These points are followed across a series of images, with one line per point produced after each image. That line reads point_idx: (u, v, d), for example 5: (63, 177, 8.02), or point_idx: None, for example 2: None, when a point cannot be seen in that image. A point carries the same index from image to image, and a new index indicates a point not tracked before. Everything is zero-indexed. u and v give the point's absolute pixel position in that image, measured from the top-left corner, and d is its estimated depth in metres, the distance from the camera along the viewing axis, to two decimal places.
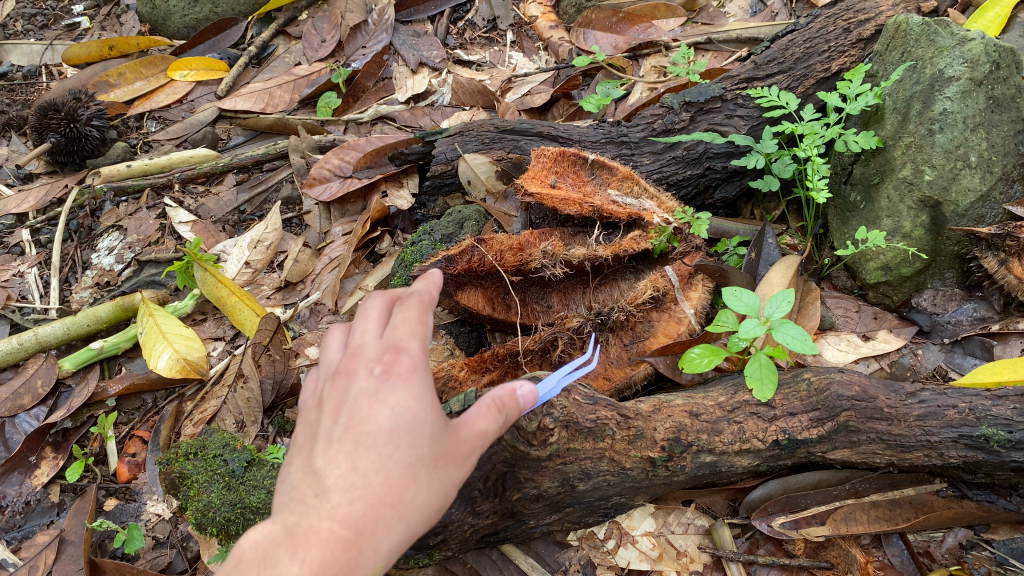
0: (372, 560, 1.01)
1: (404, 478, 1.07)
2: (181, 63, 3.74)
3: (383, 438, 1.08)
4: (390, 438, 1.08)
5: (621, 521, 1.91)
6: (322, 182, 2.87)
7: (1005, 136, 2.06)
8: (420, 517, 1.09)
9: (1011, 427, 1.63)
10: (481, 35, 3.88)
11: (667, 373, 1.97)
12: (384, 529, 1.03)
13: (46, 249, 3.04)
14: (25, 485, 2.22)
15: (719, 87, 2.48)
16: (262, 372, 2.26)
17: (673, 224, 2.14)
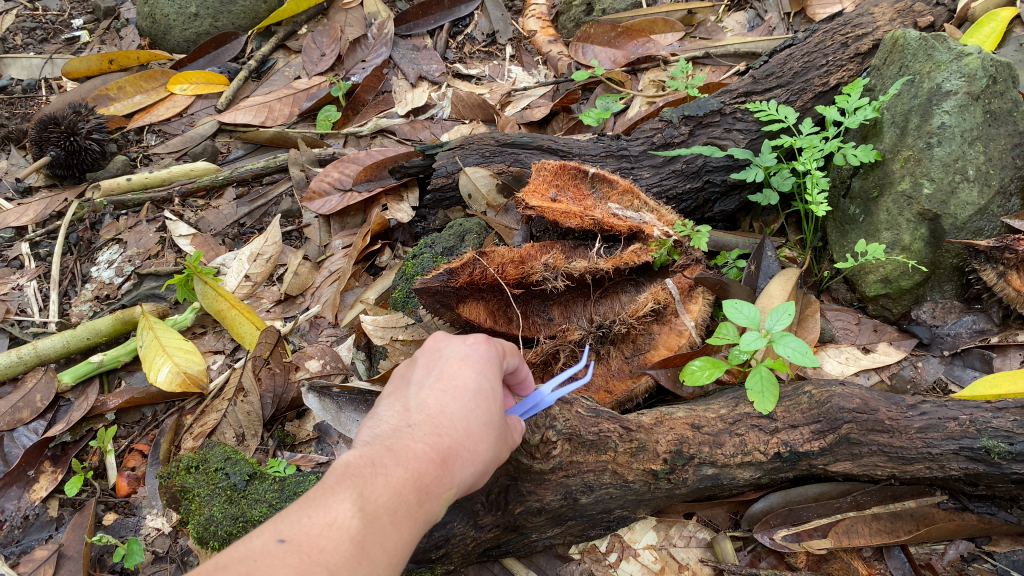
0: (449, 487, 1.15)
1: (480, 429, 1.22)
2: (181, 77, 3.75)
3: (471, 390, 1.24)
4: (475, 393, 1.24)
5: (623, 534, 1.90)
6: (322, 195, 2.88)
7: (1002, 150, 2.08)
8: (479, 474, 1.23)
9: (1012, 438, 1.62)
10: (480, 49, 3.92)
11: (668, 386, 1.98)
12: (462, 466, 1.17)
13: (45, 263, 3.03)
14: (24, 499, 2.20)
15: (718, 101, 2.50)
16: (261, 387, 2.26)
17: (673, 237, 2.14)
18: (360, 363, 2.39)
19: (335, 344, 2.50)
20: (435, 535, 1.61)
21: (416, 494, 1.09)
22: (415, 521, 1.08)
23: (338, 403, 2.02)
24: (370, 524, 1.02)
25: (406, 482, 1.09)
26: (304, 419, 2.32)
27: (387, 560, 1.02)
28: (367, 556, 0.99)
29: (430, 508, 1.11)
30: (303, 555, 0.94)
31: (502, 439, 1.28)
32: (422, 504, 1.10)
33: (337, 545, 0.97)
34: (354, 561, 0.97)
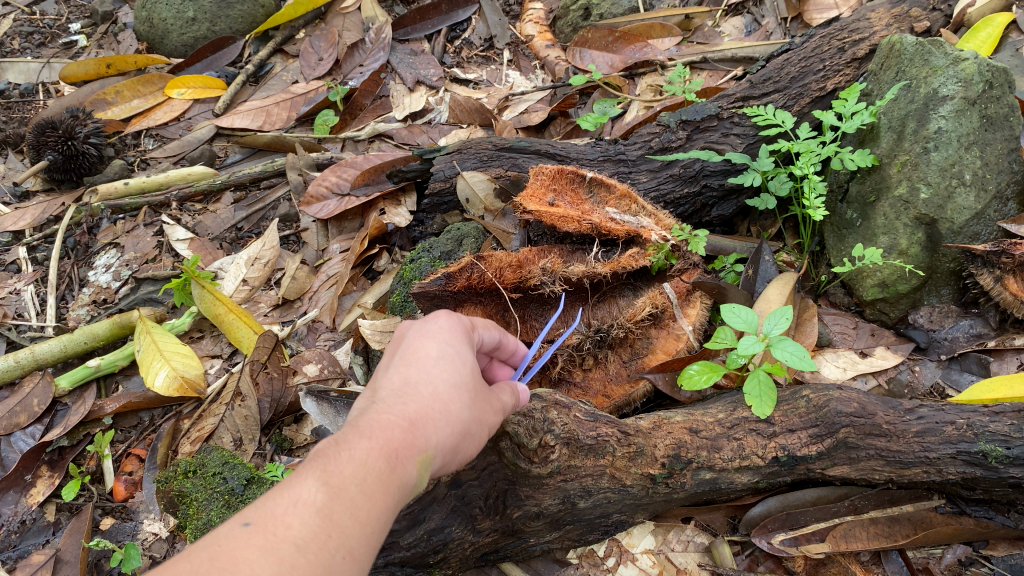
0: (424, 450, 1.13)
1: (449, 392, 1.21)
2: (178, 81, 3.70)
3: (433, 358, 1.25)
4: (439, 359, 1.25)
5: (621, 539, 1.89)
6: (319, 200, 2.88)
7: (998, 155, 2.09)
8: (461, 437, 1.21)
9: (1009, 442, 1.62)
10: (478, 54, 3.93)
11: (666, 391, 1.96)
12: (436, 427, 1.16)
13: (43, 267, 3.03)
14: (21, 504, 2.20)
15: (715, 106, 2.51)
16: (259, 391, 2.26)
17: (671, 241, 2.14)
18: (358, 368, 2.39)
19: (333, 348, 2.49)
20: (432, 540, 1.60)
21: (386, 459, 1.07)
22: (389, 486, 1.05)
23: (336, 408, 2.02)
24: (337, 495, 0.99)
25: (374, 449, 1.07)
26: (302, 424, 2.31)
27: (362, 527, 0.99)
28: (338, 525, 0.96)
29: (406, 471, 1.09)
30: (267, 534, 0.92)
31: (481, 402, 1.27)
32: (395, 468, 1.07)
33: (303, 520, 0.95)
34: (324, 532, 0.95)
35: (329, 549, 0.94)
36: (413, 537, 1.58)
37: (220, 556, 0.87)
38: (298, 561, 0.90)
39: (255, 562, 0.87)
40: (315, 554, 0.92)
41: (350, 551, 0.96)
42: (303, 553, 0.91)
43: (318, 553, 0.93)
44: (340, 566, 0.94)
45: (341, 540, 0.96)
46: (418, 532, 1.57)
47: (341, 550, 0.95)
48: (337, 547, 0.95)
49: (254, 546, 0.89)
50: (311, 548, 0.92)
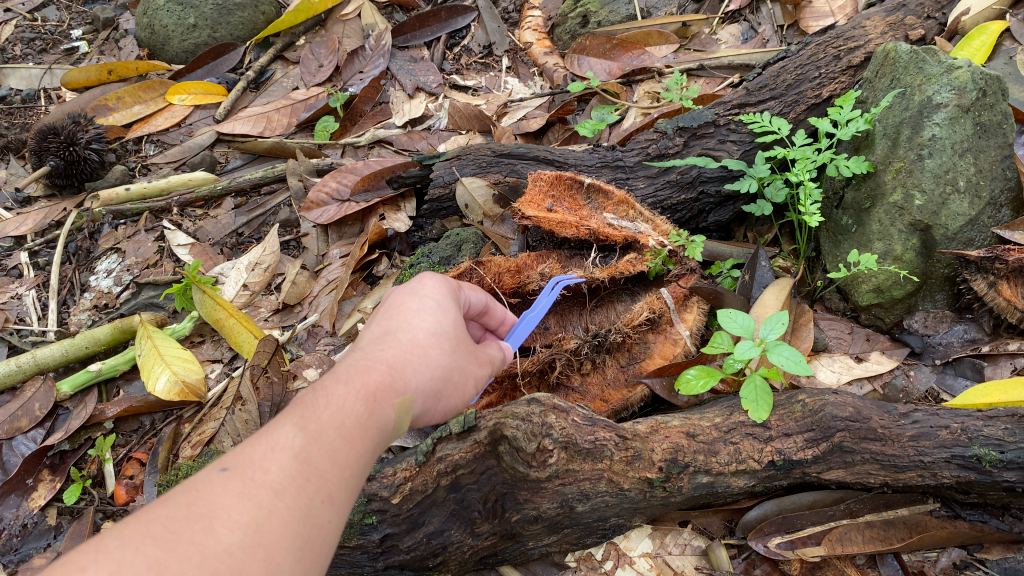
0: (402, 392, 1.28)
1: (429, 340, 1.39)
2: (180, 87, 3.78)
3: (417, 311, 1.43)
4: (423, 311, 1.43)
5: (619, 542, 1.90)
6: (320, 206, 2.91)
7: (992, 161, 2.11)
8: (438, 380, 1.37)
9: (1003, 447, 1.64)
10: (477, 61, 3.96)
11: (664, 395, 1.98)
12: (414, 370, 1.32)
13: (45, 272, 3.05)
14: (22, 507, 2.21)
15: (712, 113, 2.53)
16: (259, 396, 2.24)
17: (668, 246, 2.18)
18: None
19: (333, 352, 2.51)
20: (432, 543, 1.67)
21: (364, 400, 1.21)
22: (365, 429, 1.18)
23: None
24: (314, 442, 1.10)
25: (353, 393, 1.21)
26: None
27: (339, 471, 1.10)
28: (315, 470, 1.07)
29: (384, 410, 1.23)
30: (246, 478, 1.01)
31: (458, 350, 1.44)
32: (373, 408, 1.21)
33: (281, 465, 1.05)
34: (302, 477, 1.05)
35: (306, 494, 1.04)
36: (412, 540, 1.66)
37: (198, 502, 0.97)
38: (276, 505, 1.01)
39: (233, 507, 0.97)
40: (292, 498, 1.03)
41: (328, 496, 1.07)
42: (281, 497, 1.02)
43: (295, 497, 1.03)
44: (318, 509, 1.05)
45: (318, 484, 1.07)
46: (417, 535, 1.66)
47: (318, 494, 1.06)
48: (315, 490, 1.06)
49: (232, 492, 0.99)
50: (289, 493, 1.03)
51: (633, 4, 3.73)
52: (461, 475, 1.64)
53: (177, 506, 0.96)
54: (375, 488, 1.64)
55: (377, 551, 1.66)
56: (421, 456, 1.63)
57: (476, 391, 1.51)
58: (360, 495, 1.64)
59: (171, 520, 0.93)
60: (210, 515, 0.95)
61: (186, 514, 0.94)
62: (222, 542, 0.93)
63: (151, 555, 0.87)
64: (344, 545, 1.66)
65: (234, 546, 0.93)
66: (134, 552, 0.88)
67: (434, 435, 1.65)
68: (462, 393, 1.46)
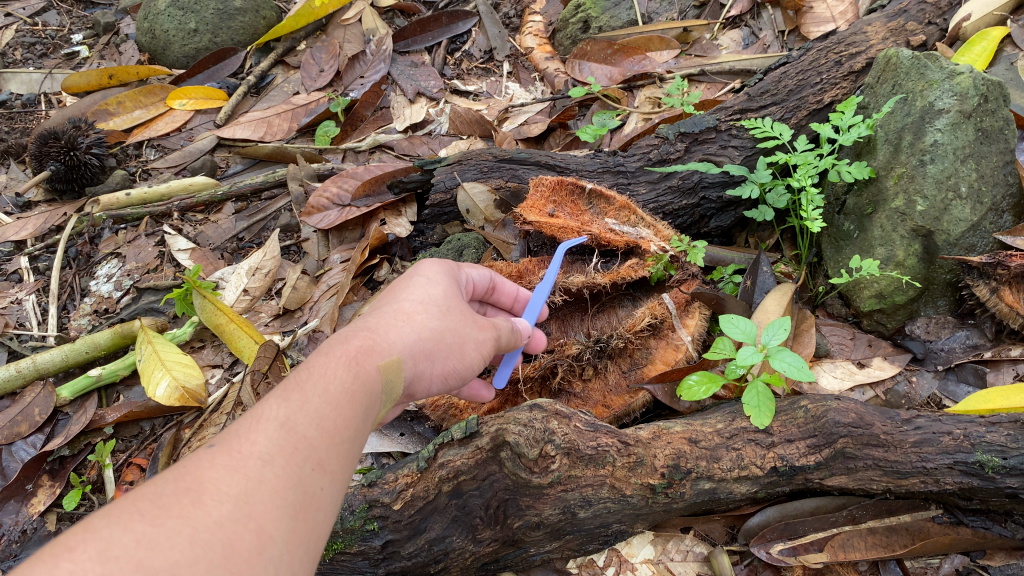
0: (388, 355, 1.32)
1: (417, 308, 1.44)
2: (180, 92, 3.76)
3: (406, 287, 1.50)
4: (413, 286, 1.50)
5: (621, 548, 1.90)
6: (320, 210, 2.87)
7: (994, 167, 2.10)
8: (430, 342, 1.41)
9: (1006, 453, 1.64)
10: (478, 66, 3.96)
11: (666, 401, 1.97)
12: (400, 334, 1.37)
13: (45, 276, 3.04)
14: (22, 513, 2.20)
15: (713, 119, 2.53)
16: (260, 402, 2.28)
17: (670, 252, 2.16)
18: None
19: None
20: (433, 550, 1.66)
21: (348, 365, 1.24)
22: (352, 393, 1.21)
23: None
24: (299, 411, 1.12)
25: (338, 361, 1.24)
26: None
27: (328, 436, 1.12)
28: (303, 437, 1.09)
29: (369, 373, 1.26)
30: (234, 453, 1.02)
31: (452, 313, 1.48)
32: (358, 371, 1.24)
33: (267, 435, 1.06)
34: (289, 444, 1.07)
35: (295, 461, 1.06)
36: (413, 546, 1.65)
37: (186, 478, 0.97)
38: (265, 474, 1.02)
39: (221, 479, 0.98)
40: (281, 466, 1.04)
41: (318, 463, 1.09)
42: (269, 466, 1.03)
43: (284, 465, 1.04)
44: (310, 477, 1.06)
45: (307, 451, 1.08)
46: (418, 541, 1.65)
47: (307, 461, 1.07)
48: (304, 459, 1.07)
49: (219, 465, 0.99)
50: (277, 460, 1.04)
51: (634, 9, 3.73)
52: (463, 481, 1.64)
53: (165, 483, 0.96)
54: (375, 494, 1.63)
55: (378, 557, 1.65)
56: (423, 462, 1.64)
57: (483, 357, 1.52)
58: (361, 502, 1.63)
59: (158, 497, 0.93)
60: (200, 487, 0.96)
61: (174, 488, 0.95)
62: (212, 515, 0.93)
63: (141, 530, 0.87)
64: (345, 551, 1.65)
65: (223, 517, 0.94)
66: (122, 529, 0.87)
67: (436, 440, 1.67)
68: (465, 353, 1.47)
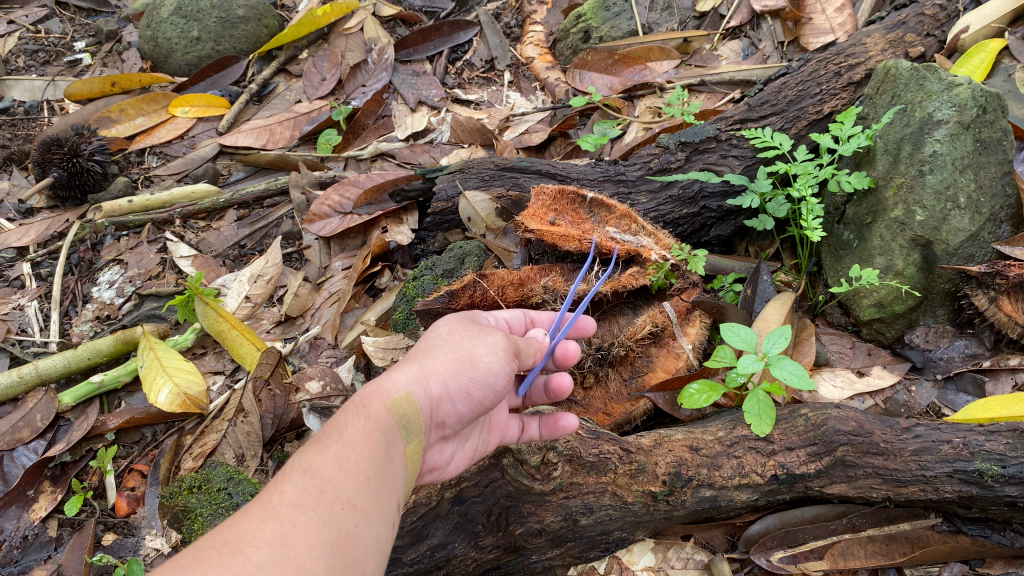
0: (396, 389, 1.34)
1: (427, 346, 1.49)
2: (183, 100, 3.79)
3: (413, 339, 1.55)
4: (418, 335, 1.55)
5: (621, 556, 1.89)
6: (322, 218, 2.92)
7: (991, 178, 2.13)
8: (437, 363, 1.42)
9: (1005, 461, 1.65)
10: (479, 75, 3.99)
11: (666, 409, 2.00)
12: (404, 369, 1.39)
13: (46, 283, 3.05)
14: (23, 519, 2.20)
15: (714, 128, 2.56)
16: (262, 407, 2.27)
17: (670, 260, 2.19)
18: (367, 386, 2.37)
19: (335, 364, 2.51)
20: (436, 556, 1.65)
21: (357, 411, 1.29)
22: (367, 435, 1.25)
23: None
24: (318, 460, 1.16)
25: (347, 413, 1.30)
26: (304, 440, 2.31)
27: (350, 477, 1.16)
28: (327, 482, 1.13)
29: (378, 411, 1.30)
30: (265, 506, 1.06)
31: (453, 336, 1.50)
32: (367, 413, 1.29)
33: (293, 485, 1.10)
34: (314, 489, 1.10)
35: (324, 504, 1.09)
36: (416, 553, 1.63)
37: (223, 534, 1.00)
38: (299, 517, 1.05)
39: (256, 528, 1.01)
40: (312, 509, 1.07)
41: (347, 502, 1.12)
42: (301, 510, 1.06)
43: (314, 507, 1.08)
44: (342, 515, 1.10)
45: (334, 493, 1.12)
46: (422, 547, 1.63)
47: (336, 502, 1.11)
48: (333, 500, 1.11)
49: (253, 516, 1.03)
50: (306, 505, 1.07)
51: (635, 20, 3.76)
52: (465, 487, 1.64)
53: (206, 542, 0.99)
54: None
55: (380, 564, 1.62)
56: None
57: (507, 361, 1.48)
58: None
59: (198, 552, 0.95)
60: (238, 535, 0.99)
61: (213, 541, 0.98)
62: (253, 558, 0.95)
63: None
64: None
65: (264, 559, 0.96)
66: None
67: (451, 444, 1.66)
68: (477, 359, 1.44)
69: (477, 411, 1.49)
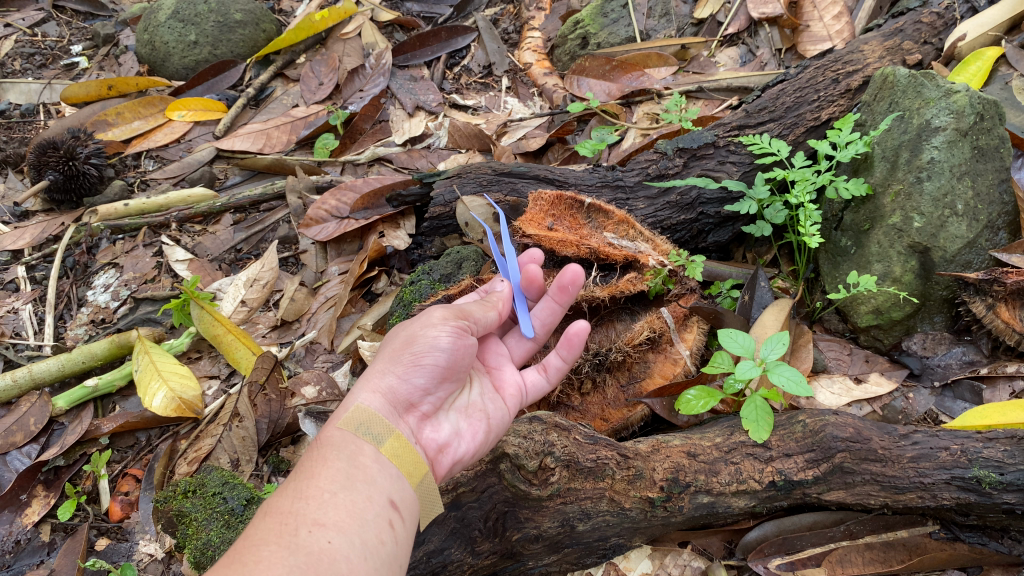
0: (347, 410, 1.48)
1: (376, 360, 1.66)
2: (179, 103, 3.78)
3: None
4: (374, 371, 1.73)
5: (618, 563, 1.87)
6: (319, 223, 2.88)
7: (989, 185, 2.13)
8: (381, 365, 1.57)
9: (1003, 469, 1.65)
10: (477, 80, 4.00)
11: (664, 415, 1.98)
12: (354, 391, 1.54)
13: (41, 286, 3.04)
14: (15, 523, 2.18)
15: (711, 134, 2.54)
16: (257, 412, 2.26)
17: (668, 266, 2.17)
18: None
19: (331, 369, 2.51)
20: (431, 561, 1.63)
21: (316, 447, 1.42)
22: (326, 461, 1.36)
23: None
24: (281, 500, 1.27)
25: (310, 450, 1.43)
26: (298, 445, 2.29)
27: (312, 501, 1.26)
28: (291, 514, 1.23)
29: (332, 436, 1.42)
30: (232, 553, 1.16)
31: (393, 339, 1.67)
32: (324, 443, 1.41)
33: (257, 529, 1.21)
34: (278, 525, 1.21)
35: (288, 534, 1.19)
36: (412, 558, 1.61)
37: None
38: (263, 552, 1.14)
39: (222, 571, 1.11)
40: (276, 541, 1.17)
41: (313, 524, 1.22)
42: (264, 546, 1.16)
43: (279, 539, 1.17)
44: (309, 536, 1.19)
45: (297, 521, 1.22)
46: (417, 553, 1.62)
47: (302, 528, 1.20)
48: (297, 527, 1.21)
49: (220, 565, 1.13)
50: (271, 540, 1.17)
51: (632, 26, 3.77)
52: (462, 492, 1.63)
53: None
54: None
55: None
56: None
57: (447, 325, 1.62)
58: None
59: None
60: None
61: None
62: None
63: None
64: None
65: None
66: None
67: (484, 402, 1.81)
68: (414, 339, 1.59)
69: (443, 378, 1.62)
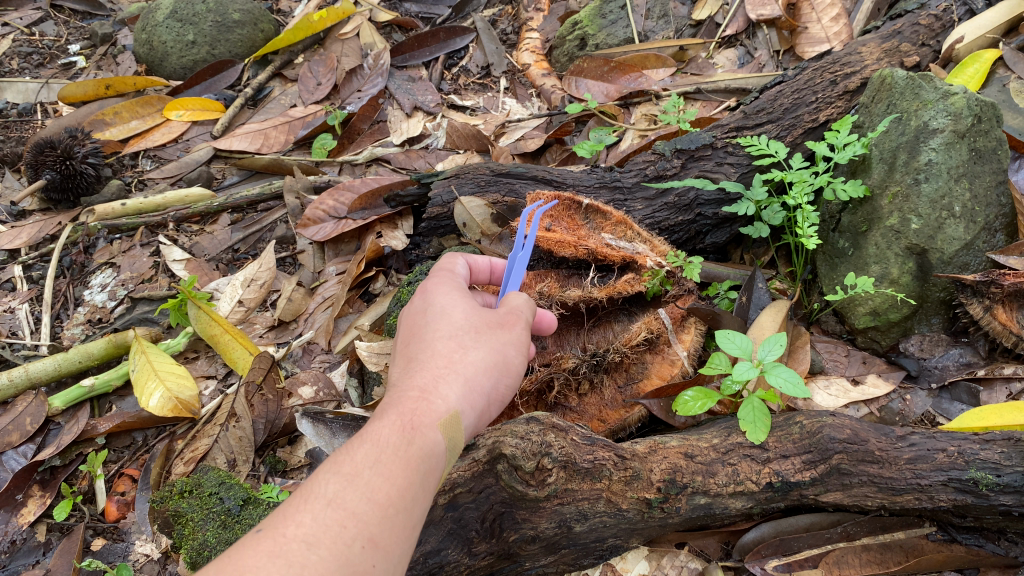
0: (442, 408, 1.34)
1: (453, 343, 1.47)
2: (177, 102, 3.76)
3: (425, 332, 1.51)
4: (429, 329, 1.51)
5: (615, 563, 1.87)
6: (316, 223, 2.87)
7: (986, 187, 2.13)
8: (481, 376, 1.44)
9: (999, 470, 1.65)
10: (475, 81, 4.00)
11: (661, 416, 1.97)
12: (449, 384, 1.39)
13: (38, 285, 3.04)
14: (11, 523, 2.18)
15: (709, 135, 2.54)
16: (254, 412, 2.25)
17: (666, 267, 2.17)
18: (353, 390, 2.39)
19: (328, 369, 2.51)
20: (428, 562, 1.63)
21: (400, 431, 1.27)
22: (409, 463, 1.23)
23: (332, 429, 2.13)
24: (346, 488, 1.15)
25: (392, 428, 1.27)
26: (295, 446, 2.29)
27: (377, 511, 1.15)
28: (352, 515, 1.11)
29: (422, 436, 1.28)
30: (277, 537, 1.06)
31: (482, 334, 1.51)
32: (416, 437, 1.27)
33: (313, 516, 1.10)
34: (336, 524, 1.10)
35: (343, 542, 1.08)
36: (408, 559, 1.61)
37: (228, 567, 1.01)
38: (309, 556, 1.04)
39: (261, 564, 1.01)
40: (326, 549, 1.06)
41: (368, 540, 1.11)
42: (313, 548, 1.05)
43: (330, 546, 1.07)
44: (358, 554, 1.09)
45: (356, 529, 1.11)
46: (414, 553, 1.62)
47: (357, 541, 1.10)
48: (354, 538, 1.09)
49: (264, 550, 1.03)
50: (322, 543, 1.06)
51: (631, 28, 3.77)
52: (458, 493, 1.61)
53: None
54: None
55: None
56: None
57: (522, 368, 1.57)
58: None
59: None
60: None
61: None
62: None
63: None
64: None
65: None
66: None
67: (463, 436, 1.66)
68: (509, 367, 1.50)
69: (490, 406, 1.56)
